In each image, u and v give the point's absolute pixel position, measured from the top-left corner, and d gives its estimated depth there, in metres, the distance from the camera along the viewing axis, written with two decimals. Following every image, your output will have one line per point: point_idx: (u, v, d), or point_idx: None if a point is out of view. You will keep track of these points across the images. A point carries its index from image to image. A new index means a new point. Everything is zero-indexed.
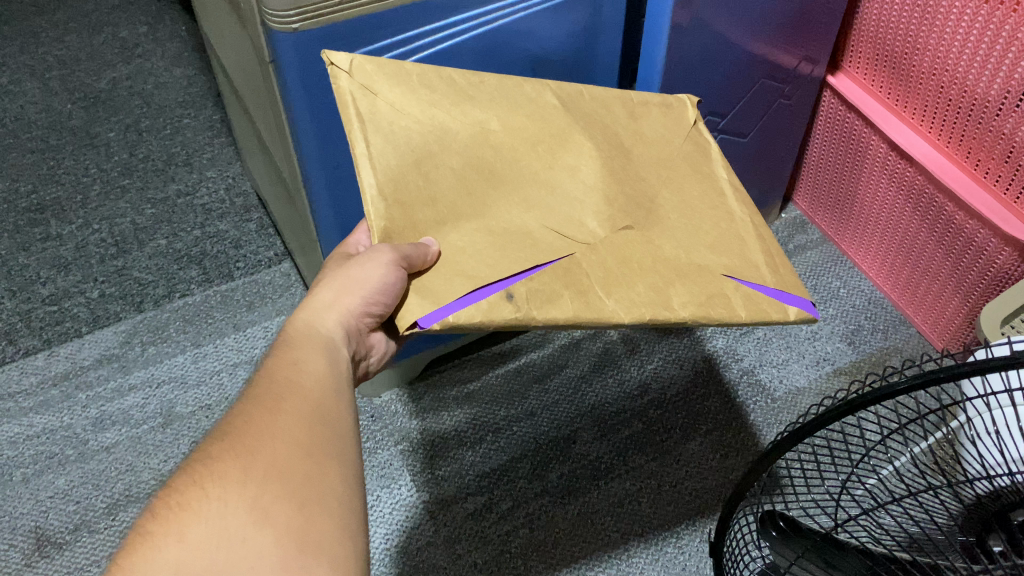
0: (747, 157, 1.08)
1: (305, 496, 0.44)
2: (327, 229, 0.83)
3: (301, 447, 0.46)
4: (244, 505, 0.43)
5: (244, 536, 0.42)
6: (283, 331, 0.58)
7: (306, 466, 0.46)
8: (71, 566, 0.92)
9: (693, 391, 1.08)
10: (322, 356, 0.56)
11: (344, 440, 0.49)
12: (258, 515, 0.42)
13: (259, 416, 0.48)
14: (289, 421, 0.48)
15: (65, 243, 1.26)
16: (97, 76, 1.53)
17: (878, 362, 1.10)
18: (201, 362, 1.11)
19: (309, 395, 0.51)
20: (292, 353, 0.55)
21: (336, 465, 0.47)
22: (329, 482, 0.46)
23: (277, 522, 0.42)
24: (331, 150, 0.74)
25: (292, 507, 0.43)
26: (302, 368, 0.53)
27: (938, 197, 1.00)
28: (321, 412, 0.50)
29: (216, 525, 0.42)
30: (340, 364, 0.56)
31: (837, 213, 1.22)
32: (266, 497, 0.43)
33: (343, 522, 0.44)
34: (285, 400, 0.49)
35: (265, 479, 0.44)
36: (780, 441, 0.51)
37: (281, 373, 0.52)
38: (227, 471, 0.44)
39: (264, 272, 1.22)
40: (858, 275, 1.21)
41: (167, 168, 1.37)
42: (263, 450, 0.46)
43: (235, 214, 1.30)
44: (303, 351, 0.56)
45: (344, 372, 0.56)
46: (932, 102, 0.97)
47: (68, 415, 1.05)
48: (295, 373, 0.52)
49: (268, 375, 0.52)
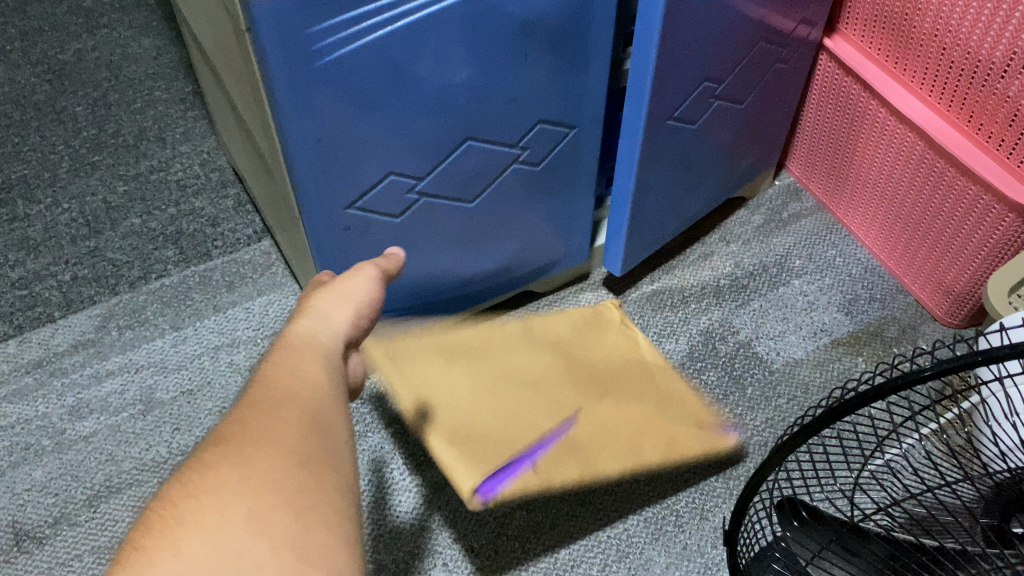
0: (743, 125, 1.04)
1: (302, 506, 0.40)
2: (313, 209, 0.78)
3: (299, 455, 0.42)
4: (239, 515, 0.38)
5: (241, 547, 0.37)
6: (278, 339, 0.53)
7: (304, 476, 0.41)
8: (51, 562, 0.89)
9: (689, 364, 1.06)
10: (320, 361, 0.51)
11: (343, 450, 0.45)
12: (254, 527, 0.38)
13: (254, 422, 0.43)
14: (287, 428, 0.43)
15: (34, 223, 1.21)
16: (61, 48, 1.47)
17: (875, 332, 1.09)
18: (181, 345, 1.07)
19: (305, 400, 0.46)
20: (288, 358, 0.50)
21: (334, 473, 0.43)
22: (327, 491, 0.41)
23: (274, 533, 0.38)
24: (313, 125, 0.70)
25: (290, 517, 0.39)
26: (300, 373, 0.48)
27: (939, 162, 0.97)
28: (318, 419, 0.45)
29: (209, 541, 0.37)
30: (338, 371, 0.51)
31: (833, 179, 1.19)
32: (263, 507, 0.39)
33: (345, 533, 0.40)
34: (282, 407, 0.45)
35: (259, 489, 0.40)
36: (799, 432, 0.48)
37: (277, 379, 0.47)
38: (222, 480, 0.40)
39: (244, 250, 1.18)
40: (854, 243, 1.19)
41: (139, 143, 1.31)
42: (259, 459, 0.41)
43: (211, 191, 1.25)
44: (301, 356, 0.50)
45: (341, 380, 0.51)
46: (932, 65, 0.94)
47: (43, 404, 1.01)
48: (293, 379, 0.48)
49: (264, 380, 0.47)
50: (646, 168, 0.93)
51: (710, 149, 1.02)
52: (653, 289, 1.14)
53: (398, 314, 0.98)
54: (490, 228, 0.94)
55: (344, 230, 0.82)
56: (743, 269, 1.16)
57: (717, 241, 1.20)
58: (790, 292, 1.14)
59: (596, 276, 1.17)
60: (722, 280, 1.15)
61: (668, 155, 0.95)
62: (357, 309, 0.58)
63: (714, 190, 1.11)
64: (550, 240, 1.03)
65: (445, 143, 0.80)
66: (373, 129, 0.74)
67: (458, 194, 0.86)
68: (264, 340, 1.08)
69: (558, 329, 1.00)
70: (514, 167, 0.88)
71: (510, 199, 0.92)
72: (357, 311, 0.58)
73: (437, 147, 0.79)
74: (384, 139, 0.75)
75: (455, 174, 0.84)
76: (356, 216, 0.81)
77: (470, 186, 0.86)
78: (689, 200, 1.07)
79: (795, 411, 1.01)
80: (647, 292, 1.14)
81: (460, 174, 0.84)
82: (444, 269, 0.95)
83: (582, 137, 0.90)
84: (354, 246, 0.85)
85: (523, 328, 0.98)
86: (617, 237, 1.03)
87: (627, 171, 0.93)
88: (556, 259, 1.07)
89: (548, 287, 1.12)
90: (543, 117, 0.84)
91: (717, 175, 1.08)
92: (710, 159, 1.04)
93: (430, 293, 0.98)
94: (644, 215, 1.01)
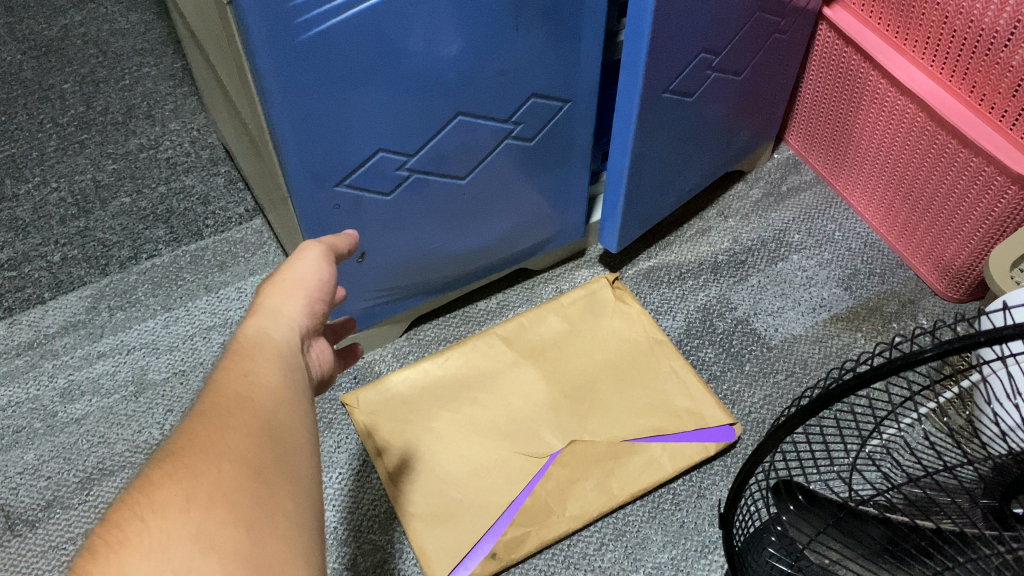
0: (742, 98, 1.02)
1: (252, 518, 0.39)
2: (300, 187, 0.77)
3: (247, 467, 0.41)
4: (186, 534, 0.37)
5: (188, 566, 0.36)
6: (231, 341, 0.52)
7: (254, 487, 0.41)
8: (45, 545, 0.89)
9: (686, 341, 1.05)
10: (275, 364, 0.50)
11: (297, 456, 0.44)
12: (203, 544, 0.37)
13: (205, 434, 0.43)
14: (236, 439, 0.43)
15: (22, 203, 1.19)
16: (48, 24, 1.44)
17: (874, 307, 1.07)
18: (172, 326, 1.06)
19: (257, 410, 0.46)
20: (241, 363, 0.49)
21: (286, 484, 0.42)
22: (278, 502, 0.41)
23: (224, 549, 0.37)
24: (299, 99, 0.68)
25: (239, 531, 0.38)
26: (253, 380, 0.48)
27: (939, 133, 0.95)
28: (271, 426, 0.45)
29: (155, 560, 0.36)
30: (297, 374, 0.51)
31: (832, 152, 1.17)
32: (211, 522, 0.38)
33: (298, 543, 0.40)
34: (232, 417, 0.44)
35: (207, 503, 0.39)
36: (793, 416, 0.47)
37: (230, 388, 0.47)
38: (168, 497, 0.39)
39: (235, 229, 1.16)
40: (853, 217, 1.18)
41: (127, 121, 1.29)
42: (207, 471, 0.40)
43: (202, 168, 1.24)
44: (255, 360, 0.50)
45: (299, 382, 0.51)
46: (935, 34, 0.92)
47: (34, 386, 1.00)
48: (247, 386, 0.47)
49: (215, 389, 0.47)
50: (642, 143, 0.92)
51: (708, 122, 1.00)
52: (650, 266, 1.13)
53: (392, 293, 0.97)
54: (483, 206, 0.92)
55: (334, 209, 0.81)
56: (741, 244, 1.15)
57: (715, 216, 1.19)
58: (789, 267, 1.12)
59: (592, 253, 1.15)
60: (720, 256, 1.14)
61: (665, 128, 0.93)
62: (308, 298, 0.58)
63: (711, 165, 1.09)
64: (545, 217, 1.01)
65: (436, 119, 0.78)
66: (362, 105, 0.72)
67: (450, 170, 0.85)
68: None
69: (551, 331, 1.02)
70: (507, 142, 0.86)
71: (503, 175, 0.90)
72: (308, 299, 0.58)
73: (428, 122, 0.78)
74: (372, 115, 0.74)
75: (447, 150, 0.82)
76: (345, 193, 0.80)
77: (461, 162, 0.85)
78: (686, 174, 1.05)
79: (793, 388, 1.00)
80: (643, 269, 1.13)
81: (451, 150, 0.82)
82: (437, 246, 0.94)
83: (577, 112, 0.89)
84: (344, 224, 0.83)
85: (515, 343, 1.01)
86: (613, 212, 1.01)
87: (624, 145, 0.92)
88: (552, 236, 1.06)
89: (544, 264, 1.11)
90: (536, 91, 0.82)
91: (714, 149, 1.07)
92: (707, 132, 1.02)
93: (423, 271, 0.96)
94: (641, 189, 0.99)
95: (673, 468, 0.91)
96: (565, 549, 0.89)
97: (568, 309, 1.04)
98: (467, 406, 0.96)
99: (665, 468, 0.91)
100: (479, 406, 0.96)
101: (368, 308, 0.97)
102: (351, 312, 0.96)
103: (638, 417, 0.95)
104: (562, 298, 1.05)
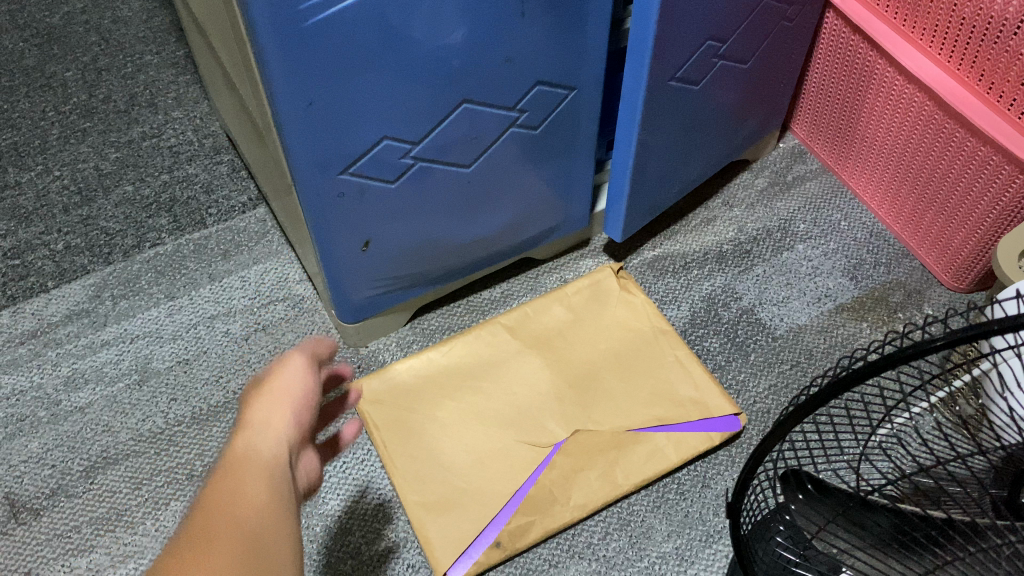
0: (748, 86, 1.02)
1: None
2: (305, 175, 0.76)
3: None
4: None
5: None
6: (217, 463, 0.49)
7: None
8: (49, 533, 0.89)
9: (690, 331, 1.05)
10: (263, 482, 0.47)
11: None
12: None
13: (189, 558, 0.41)
14: (221, 564, 0.41)
15: (25, 191, 1.19)
16: (50, 12, 1.43)
17: (880, 297, 1.07)
18: (176, 315, 1.06)
19: (244, 531, 0.43)
20: (226, 486, 0.46)
21: None
22: None
23: None
24: (304, 86, 0.68)
25: None
26: (240, 503, 0.45)
27: (947, 123, 0.95)
28: (258, 553, 0.42)
29: None
30: (286, 490, 0.48)
31: (838, 141, 1.17)
32: None
33: None
34: (216, 542, 0.42)
35: None
36: (802, 407, 0.46)
37: (216, 513, 0.44)
38: None
39: (239, 218, 1.16)
40: (859, 207, 1.17)
41: (130, 109, 1.29)
42: None
43: (205, 157, 1.23)
44: (242, 481, 0.47)
45: (288, 497, 0.48)
46: (943, 22, 0.92)
47: (38, 374, 1.00)
48: (234, 512, 0.44)
49: (200, 516, 0.44)
50: (647, 131, 0.91)
51: (713, 111, 1.00)
52: (655, 255, 1.12)
53: (395, 283, 0.97)
54: (487, 195, 0.92)
55: (338, 197, 0.80)
56: (746, 234, 1.14)
57: (720, 205, 1.18)
58: (794, 257, 1.12)
59: (597, 243, 1.15)
60: (725, 246, 1.13)
61: (671, 117, 0.93)
62: (298, 410, 0.54)
63: (716, 154, 1.09)
64: (549, 206, 1.01)
65: (441, 106, 0.77)
66: (367, 92, 0.72)
67: (455, 159, 0.84)
68: (259, 309, 1.06)
69: (556, 321, 1.02)
70: (512, 131, 0.85)
71: (507, 164, 0.89)
72: (298, 411, 0.54)
73: (433, 110, 0.77)
74: (377, 102, 0.73)
75: (451, 138, 0.82)
76: (349, 182, 0.79)
77: (466, 151, 0.84)
78: (691, 163, 1.05)
79: (799, 378, 1.00)
80: (648, 258, 1.12)
81: (456, 139, 0.82)
82: (441, 235, 0.93)
83: (582, 100, 0.88)
84: (349, 213, 0.83)
85: (519, 333, 1.01)
86: (618, 201, 1.01)
87: (629, 133, 0.91)
88: (556, 225, 1.05)
89: (548, 253, 1.11)
90: (541, 78, 0.82)
91: (720, 138, 1.06)
92: (713, 120, 1.01)
93: (427, 261, 0.96)
94: (646, 178, 0.99)
95: (677, 458, 0.90)
96: (570, 538, 0.88)
97: (573, 299, 1.04)
98: (471, 395, 0.96)
99: (669, 458, 0.90)
100: (483, 395, 0.96)
101: (371, 297, 0.97)
102: (354, 301, 0.96)
103: (643, 406, 0.95)
104: (567, 288, 1.04)
